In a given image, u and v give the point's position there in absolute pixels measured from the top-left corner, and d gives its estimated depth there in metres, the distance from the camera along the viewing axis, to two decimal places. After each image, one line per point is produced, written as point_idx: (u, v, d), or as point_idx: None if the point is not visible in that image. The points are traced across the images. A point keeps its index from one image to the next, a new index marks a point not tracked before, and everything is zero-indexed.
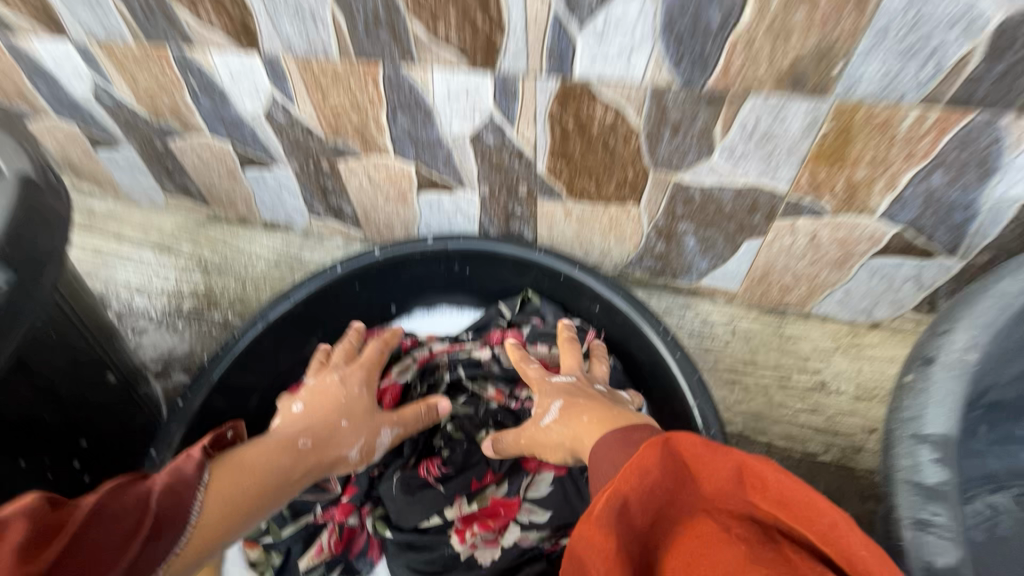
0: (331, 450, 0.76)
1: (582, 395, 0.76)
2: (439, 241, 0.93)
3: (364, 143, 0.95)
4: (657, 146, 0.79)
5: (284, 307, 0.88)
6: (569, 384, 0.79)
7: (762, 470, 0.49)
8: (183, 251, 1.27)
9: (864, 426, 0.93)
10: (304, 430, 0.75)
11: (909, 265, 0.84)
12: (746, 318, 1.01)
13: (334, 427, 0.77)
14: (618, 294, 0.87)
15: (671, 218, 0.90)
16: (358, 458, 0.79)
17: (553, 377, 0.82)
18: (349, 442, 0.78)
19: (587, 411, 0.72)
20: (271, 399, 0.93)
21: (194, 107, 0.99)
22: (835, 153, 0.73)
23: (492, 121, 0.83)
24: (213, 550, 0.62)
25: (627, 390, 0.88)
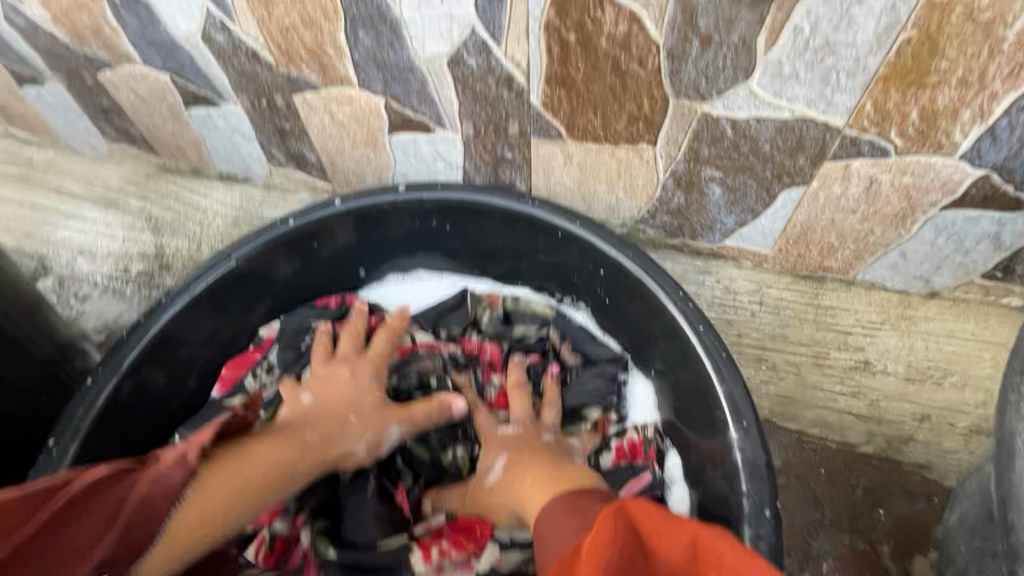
0: (339, 446, 0.70)
1: (529, 449, 0.71)
2: (412, 190, 0.78)
3: (321, 70, 0.78)
4: (681, 67, 0.62)
5: (225, 267, 0.75)
6: (516, 437, 0.74)
7: (719, 545, 0.41)
8: (131, 207, 1.11)
9: (913, 412, 0.79)
10: (313, 423, 0.70)
11: (987, 220, 0.68)
12: (778, 284, 0.86)
13: (342, 422, 0.71)
14: (627, 254, 0.71)
15: (694, 162, 0.74)
16: (364, 455, 0.72)
17: (501, 427, 0.76)
18: (355, 440, 0.71)
19: (532, 470, 0.67)
20: (212, 374, 0.82)
21: (119, 28, 0.82)
22: (914, 71, 0.56)
23: (474, 36, 0.66)
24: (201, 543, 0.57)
25: (603, 420, 0.78)
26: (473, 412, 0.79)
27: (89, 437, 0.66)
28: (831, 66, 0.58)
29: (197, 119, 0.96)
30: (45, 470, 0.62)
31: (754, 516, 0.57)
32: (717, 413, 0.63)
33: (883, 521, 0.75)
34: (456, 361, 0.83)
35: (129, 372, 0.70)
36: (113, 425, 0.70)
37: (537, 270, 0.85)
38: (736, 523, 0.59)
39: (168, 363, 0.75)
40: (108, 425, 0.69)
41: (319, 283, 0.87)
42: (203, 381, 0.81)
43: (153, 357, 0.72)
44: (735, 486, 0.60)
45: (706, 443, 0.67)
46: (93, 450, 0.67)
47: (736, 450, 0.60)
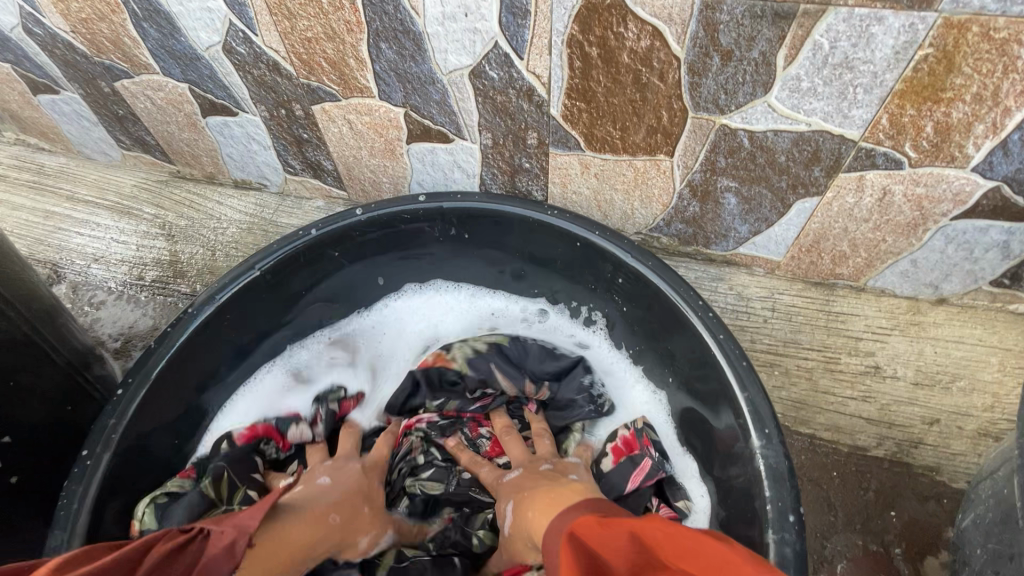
0: (353, 536, 0.65)
1: (532, 484, 0.66)
2: (432, 199, 0.79)
3: (341, 81, 0.79)
4: (701, 81, 0.64)
5: (250, 277, 0.76)
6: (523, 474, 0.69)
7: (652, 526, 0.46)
8: (146, 214, 1.12)
9: (923, 416, 0.81)
10: (336, 505, 0.65)
11: (997, 229, 0.70)
12: (789, 290, 0.88)
13: (358, 513, 0.67)
14: (647, 263, 0.73)
15: (711, 172, 0.75)
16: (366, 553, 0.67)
17: (506, 475, 0.72)
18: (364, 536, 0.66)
19: (532, 501, 0.62)
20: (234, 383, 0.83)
21: (139, 39, 0.83)
22: (930, 87, 0.57)
23: (497, 49, 0.68)
24: None
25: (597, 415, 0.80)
26: (474, 471, 0.76)
27: (122, 446, 0.67)
28: (848, 82, 0.59)
29: (214, 127, 0.96)
30: (82, 481, 0.63)
31: (778, 521, 0.58)
32: (738, 420, 0.64)
33: (895, 523, 0.77)
34: (436, 429, 0.79)
35: (157, 382, 0.71)
36: (144, 434, 0.70)
37: (554, 279, 0.86)
38: (758, 528, 0.60)
39: (193, 372, 0.76)
40: (139, 435, 0.70)
41: (338, 293, 0.87)
42: (225, 390, 0.82)
43: (179, 365, 0.73)
44: (758, 491, 0.61)
45: (726, 448, 0.68)
46: (125, 459, 0.68)
47: (758, 456, 0.61)
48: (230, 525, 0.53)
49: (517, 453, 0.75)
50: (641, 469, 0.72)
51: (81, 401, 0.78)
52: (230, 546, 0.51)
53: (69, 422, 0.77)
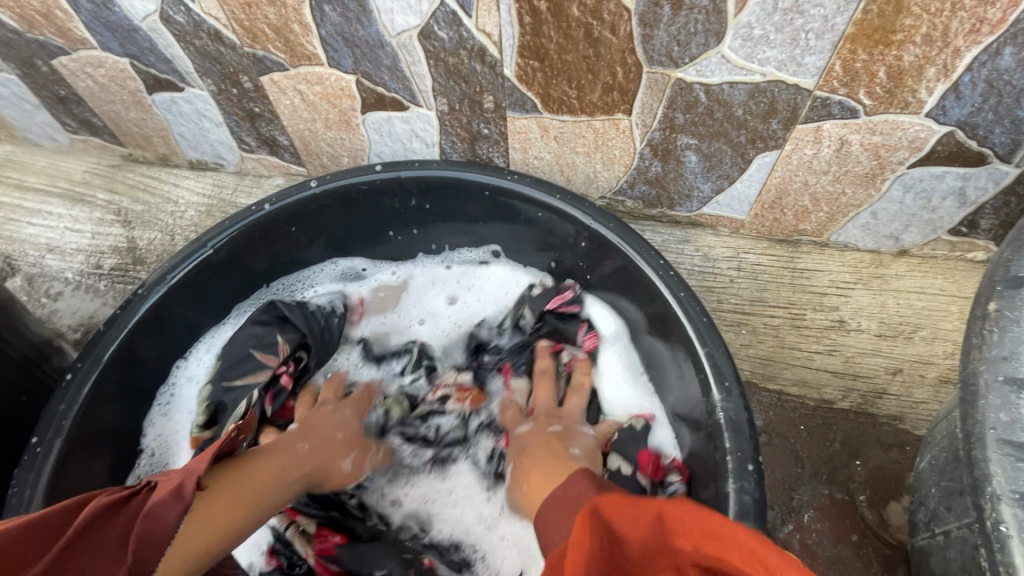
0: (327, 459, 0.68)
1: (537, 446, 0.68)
2: (388, 168, 0.77)
3: (288, 48, 0.76)
4: (653, 32, 0.62)
5: (204, 255, 0.73)
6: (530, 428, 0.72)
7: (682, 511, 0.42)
8: (100, 200, 1.08)
9: (887, 366, 0.82)
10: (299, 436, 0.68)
11: (952, 176, 0.70)
12: (755, 249, 0.88)
13: (331, 439, 0.70)
14: (609, 224, 0.71)
15: (670, 130, 0.74)
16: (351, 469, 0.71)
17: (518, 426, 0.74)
18: (342, 456, 0.70)
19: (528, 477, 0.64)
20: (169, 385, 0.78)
21: (71, 10, 0.79)
22: (881, 29, 0.56)
23: (443, 7, 0.65)
24: (227, 543, 0.55)
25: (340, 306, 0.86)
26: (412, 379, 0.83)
27: (75, 433, 0.64)
28: (800, 27, 0.58)
29: (161, 105, 0.92)
30: (33, 469, 0.60)
31: (738, 471, 0.59)
32: (700, 375, 0.64)
33: (861, 472, 0.78)
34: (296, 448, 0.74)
35: (110, 365, 0.67)
36: (97, 422, 0.67)
37: (513, 246, 0.86)
38: (720, 479, 0.60)
39: (144, 357, 0.73)
40: (91, 421, 0.66)
41: (291, 268, 0.86)
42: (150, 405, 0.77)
43: (132, 349, 0.70)
44: (719, 443, 0.61)
45: (688, 404, 0.68)
46: (80, 445, 0.65)
47: (719, 410, 0.61)
48: (177, 472, 0.56)
49: (547, 403, 0.75)
50: (562, 297, 0.82)
51: (33, 389, 0.76)
52: (177, 489, 0.53)
53: (23, 412, 0.74)
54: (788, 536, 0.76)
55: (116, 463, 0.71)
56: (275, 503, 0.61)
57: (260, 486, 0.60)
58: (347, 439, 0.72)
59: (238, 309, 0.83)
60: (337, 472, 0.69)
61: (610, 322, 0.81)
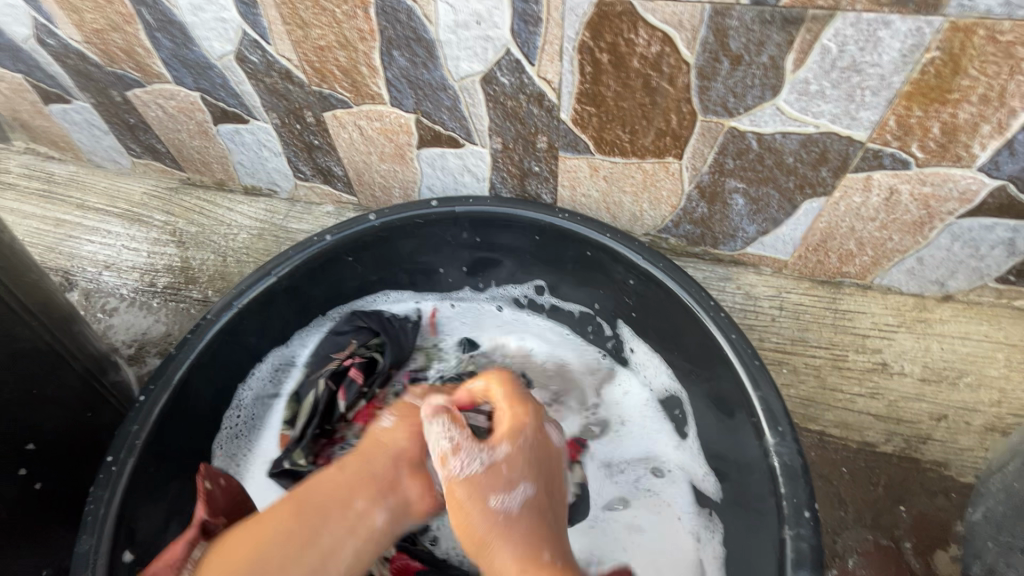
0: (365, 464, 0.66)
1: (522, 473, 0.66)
2: (444, 203, 0.79)
3: (354, 87, 0.80)
4: (710, 84, 0.65)
5: (267, 283, 0.77)
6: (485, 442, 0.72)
7: None
8: (157, 220, 1.13)
9: (931, 411, 0.82)
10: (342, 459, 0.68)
11: (1002, 227, 0.71)
12: (797, 289, 0.89)
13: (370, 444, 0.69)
14: (659, 264, 0.73)
15: (719, 174, 0.76)
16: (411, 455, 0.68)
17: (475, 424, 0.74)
18: (399, 437, 0.69)
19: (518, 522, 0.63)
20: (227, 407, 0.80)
21: (152, 48, 0.84)
22: (937, 88, 0.58)
23: (508, 55, 0.69)
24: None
25: (407, 323, 0.90)
26: None
27: (145, 452, 0.66)
28: (856, 84, 0.60)
29: (225, 135, 0.97)
30: (108, 486, 0.62)
31: (794, 517, 0.59)
32: (753, 418, 0.65)
33: (906, 518, 0.77)
34: None
35: (178, 387, 0.70)
36: (165, 440, 0.70)
37: (558, 281, 0.88)
38: (776, 524, 0.61)
39: (208, 379, 0.75)
40: (158, 440, 0.69)
41: (345, 297, 0.89)
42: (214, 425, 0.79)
43: (198, 371, 0.73)
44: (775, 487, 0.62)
45: (740, 446, 0.68)
46: (150, 462, 0.67)
47: (773, 454, 0.62)
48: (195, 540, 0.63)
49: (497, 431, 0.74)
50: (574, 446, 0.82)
51: (100, 406, 0.78)
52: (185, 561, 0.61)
53: (90, 428, 0.77)
54: None
55: (183, 480, 0.74)
56: (360, 526, 0.62)
57: (307, 506, 0.61)
58: (399, 424, 0.71)
59: (317, 329, 0.89)
60: (418, 463, 0.68)
61: (656, 371, 0.83)
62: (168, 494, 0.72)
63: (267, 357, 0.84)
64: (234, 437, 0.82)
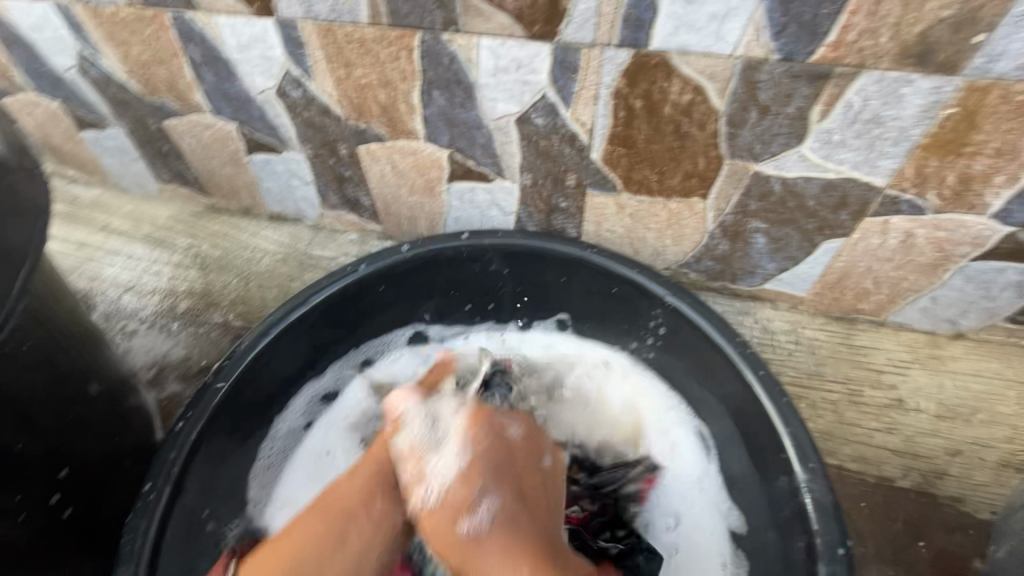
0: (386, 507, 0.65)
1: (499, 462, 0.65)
2: (475, 236, 0.82)
3: (390, 124, 0.83)
4: (738, 131, 0.68)
5: (302, 313, 0.78)
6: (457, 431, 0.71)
7: None
8: (180, 245, 1.14)
9: (947, 447, 0.84)
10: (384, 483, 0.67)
11: (1012, 270, 0.75)
12: (813, 325, 0.92)
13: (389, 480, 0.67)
14: (687, 300, 0.75)
15: (742, 215, 0.79)
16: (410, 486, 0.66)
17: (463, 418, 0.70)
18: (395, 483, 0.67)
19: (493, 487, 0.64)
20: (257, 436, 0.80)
21: (194, 81, 0.87)
22: (954, 142, 0.62)
23: (545, 99, 0.72)
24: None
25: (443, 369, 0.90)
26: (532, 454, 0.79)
27: (181, 480, 0.67)
28: (877, 135, 0.64)
29: (256, 164, 1.00)
30: (145, 516, 0.64)
31: (828, 554, 0.60)
32: (782, 454, 0.66)
33: (926, 554, 0.78)
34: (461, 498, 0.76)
35: (214, 414, 0.72)
36: (204, 468, 0.71)
37: (585, 316, 0.89)
38: (810, 560, 0.62)
39: (243, 407, 0.76)
40: (196, 468, 0.70)
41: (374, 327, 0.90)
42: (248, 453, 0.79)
43: (233, 399, 0.74)
44: (807, 525, 0.63)
45: (768, 481, 0.70)
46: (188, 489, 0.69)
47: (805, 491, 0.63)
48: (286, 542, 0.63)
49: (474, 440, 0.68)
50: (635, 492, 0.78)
51: (124, 431, 0.77)
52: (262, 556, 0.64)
53: (115, 454, 0.76)
54: None
55: (223, 505, 0.75)
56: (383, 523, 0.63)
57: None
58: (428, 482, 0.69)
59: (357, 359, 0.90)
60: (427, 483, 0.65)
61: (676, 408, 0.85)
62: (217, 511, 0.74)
63: (302, 391, 0.86)
64: (268, 468, 0.82)
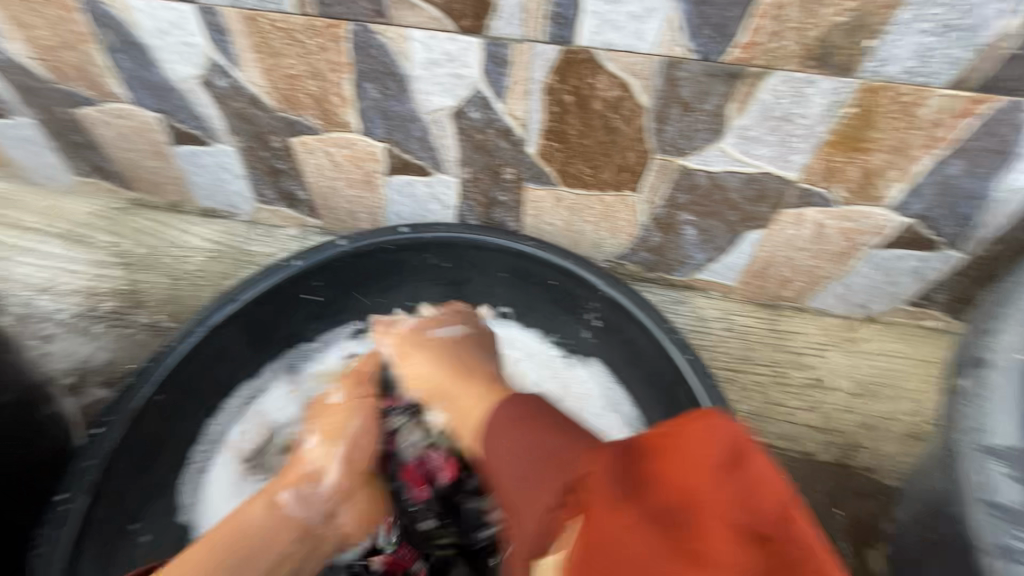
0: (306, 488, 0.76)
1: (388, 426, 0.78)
2: (415, 229, 0.81)
3: (323, 116, 0.81)
4: (664, 127, 0.71)
5: (232, 309, 0.76)
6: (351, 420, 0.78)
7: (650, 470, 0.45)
8: (101, 242, 1.07)
9: (860, 422, 0.91)
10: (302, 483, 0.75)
11: (911, 258, 0.82)
12: (742, 312, 0.97)
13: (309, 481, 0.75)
14: (622, 289, 0.78)
15: (672, 207, 0.83)
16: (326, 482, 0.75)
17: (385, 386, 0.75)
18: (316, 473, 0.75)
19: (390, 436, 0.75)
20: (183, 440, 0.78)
21: (109, 68, 0.82)
22: (855, 139, 0.67)
23: (478, 93, 0.73)
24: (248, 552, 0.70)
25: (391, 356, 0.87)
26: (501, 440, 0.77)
27: (99, 488, 0.68)
28: (788, 132, 0.68)
29: (183, 156, 0.95)
30: (59, 526, 0.65)
31: None
32: None
33: (841, 521, 0.85)
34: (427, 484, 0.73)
35: (134, 419, 0.71)
36: (123, 477, 0.71)
37: (525, 307, 0.89)
38: None
39: (168, 411, 0.75)
40: (114, 475, 0.70)
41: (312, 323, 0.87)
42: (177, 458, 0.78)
43: (155, 403, 0.73)
44: None
45: None
46: (107, 499, 0.70)
47: None
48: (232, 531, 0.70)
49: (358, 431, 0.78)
50: None
51: (31, 442, 0.72)
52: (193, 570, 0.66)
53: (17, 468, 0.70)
54: None
55: (150, 509, 0.75)
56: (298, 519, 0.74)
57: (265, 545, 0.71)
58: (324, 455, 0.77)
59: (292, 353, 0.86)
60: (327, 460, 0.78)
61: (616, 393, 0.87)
62: (146, 513, 0.74)
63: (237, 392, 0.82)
64: (199, 473, 0.79)
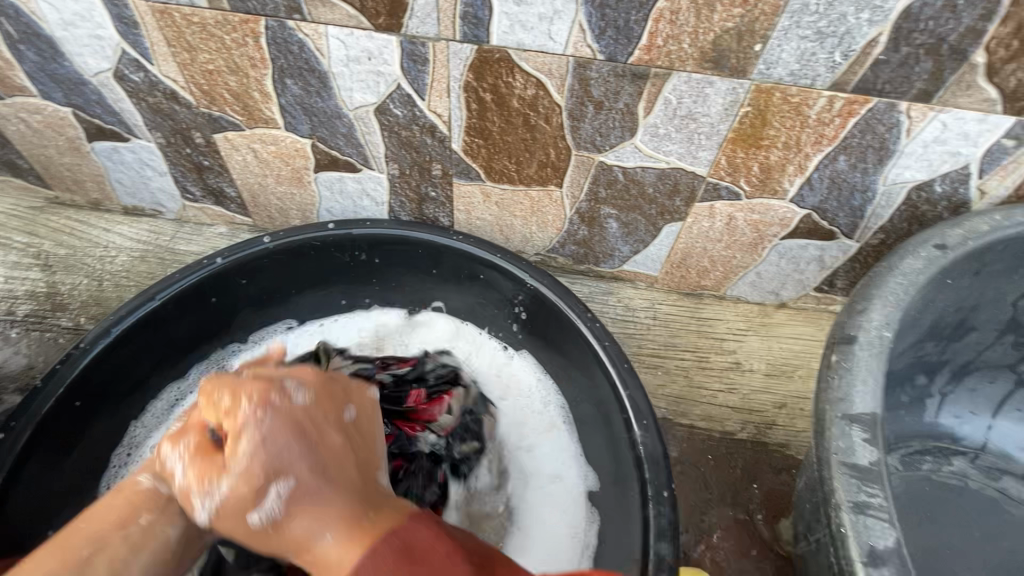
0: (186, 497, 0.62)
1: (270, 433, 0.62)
2: (341, 226, 0.82)
3: (246, 112, 0.80)
4: (580, 125, 0.74)
5: (149, 309, 0.75)
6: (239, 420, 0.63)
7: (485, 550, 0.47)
8: (15, 243, 1.02)
9: (775, 401, 0.97)
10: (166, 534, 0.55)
11: (813, 247, 0.88)
12: (666, 301, 1.02)
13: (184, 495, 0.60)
14: (545, 280, 0.81)
15: (594, 202, 0.86)
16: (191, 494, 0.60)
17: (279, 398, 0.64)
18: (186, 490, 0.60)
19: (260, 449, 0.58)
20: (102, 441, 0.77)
21: (14, 61, 0.79)
22: (753, 136, 0.72)
23: (399, 90, 0.74)
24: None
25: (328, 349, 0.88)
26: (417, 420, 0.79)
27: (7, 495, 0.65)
28: (693, 130, 0.72)
29: (101, 152, 0.92)
30: None
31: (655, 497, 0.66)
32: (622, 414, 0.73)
33: (758, 494, 0.90)
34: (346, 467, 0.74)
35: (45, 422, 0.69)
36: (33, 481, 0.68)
37: (456, 301, 0.91)
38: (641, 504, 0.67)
39: (83, 413, 0.73)
40: (25, 480, 0.67)
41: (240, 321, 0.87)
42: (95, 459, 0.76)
43: (69, 405, 0.71)
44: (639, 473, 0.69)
45: (612, 439, 0.75)
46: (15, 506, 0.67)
47: (639, 444, 0.70)
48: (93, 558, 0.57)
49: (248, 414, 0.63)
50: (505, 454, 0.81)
51: None
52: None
53: None
54: (699, 555, 0.86)
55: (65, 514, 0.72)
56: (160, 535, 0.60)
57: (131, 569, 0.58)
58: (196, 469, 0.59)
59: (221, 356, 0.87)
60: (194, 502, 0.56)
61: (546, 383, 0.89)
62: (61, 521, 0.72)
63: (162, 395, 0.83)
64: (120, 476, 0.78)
